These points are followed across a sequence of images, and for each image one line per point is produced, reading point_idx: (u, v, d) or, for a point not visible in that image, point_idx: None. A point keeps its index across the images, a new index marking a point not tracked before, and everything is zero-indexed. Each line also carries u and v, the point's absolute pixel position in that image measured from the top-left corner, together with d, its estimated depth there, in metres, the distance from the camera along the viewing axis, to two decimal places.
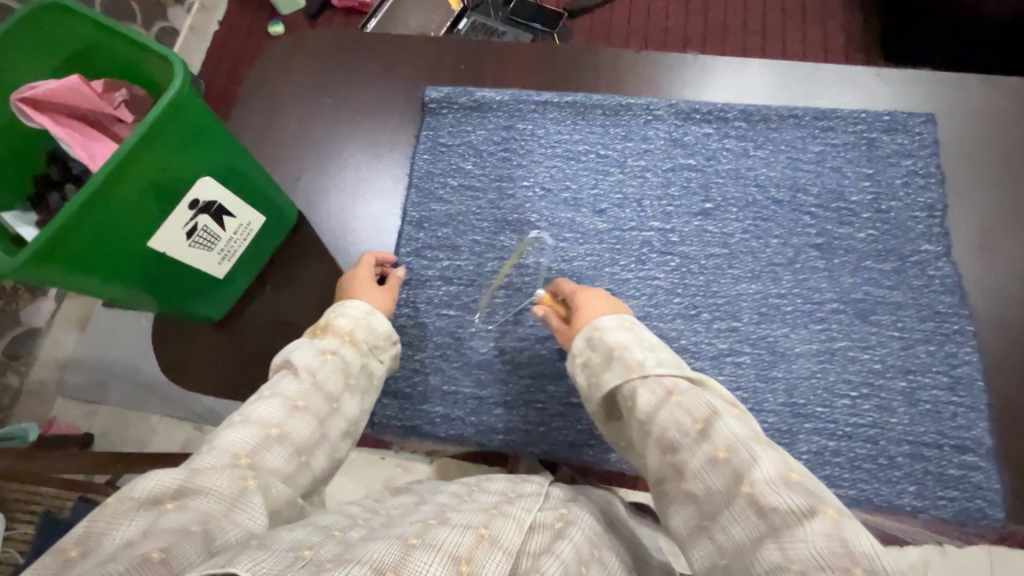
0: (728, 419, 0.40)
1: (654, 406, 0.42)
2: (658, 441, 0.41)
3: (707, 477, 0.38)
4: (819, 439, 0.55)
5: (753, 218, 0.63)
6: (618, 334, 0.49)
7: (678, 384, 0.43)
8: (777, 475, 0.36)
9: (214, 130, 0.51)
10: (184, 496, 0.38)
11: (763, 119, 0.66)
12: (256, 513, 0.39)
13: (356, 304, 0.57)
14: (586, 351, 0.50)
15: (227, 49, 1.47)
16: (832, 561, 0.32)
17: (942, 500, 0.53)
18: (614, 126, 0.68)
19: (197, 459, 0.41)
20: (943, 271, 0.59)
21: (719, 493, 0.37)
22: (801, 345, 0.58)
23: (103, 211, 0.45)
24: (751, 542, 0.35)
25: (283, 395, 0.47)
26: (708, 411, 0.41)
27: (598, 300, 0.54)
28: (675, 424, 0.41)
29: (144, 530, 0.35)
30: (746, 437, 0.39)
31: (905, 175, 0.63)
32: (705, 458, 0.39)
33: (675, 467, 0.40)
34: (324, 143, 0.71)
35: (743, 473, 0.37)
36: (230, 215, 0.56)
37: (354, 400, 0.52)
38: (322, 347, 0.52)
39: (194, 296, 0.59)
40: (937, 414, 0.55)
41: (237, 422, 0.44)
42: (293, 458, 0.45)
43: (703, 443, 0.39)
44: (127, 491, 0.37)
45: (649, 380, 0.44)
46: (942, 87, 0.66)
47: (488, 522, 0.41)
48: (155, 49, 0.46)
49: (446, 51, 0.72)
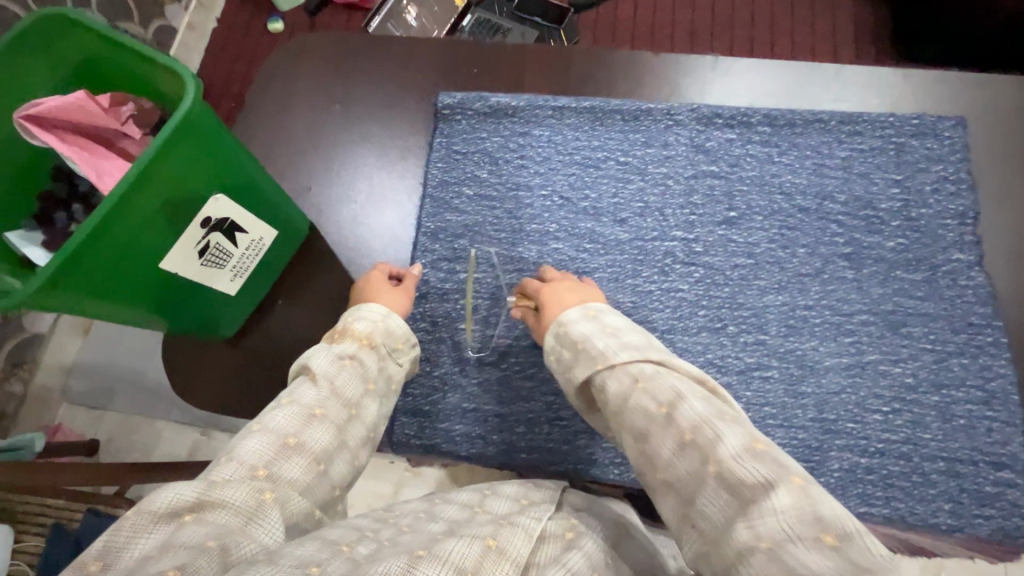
0: (693, 400, 0.38)
1: (622, 397, 0.41)
2: (629, 432, 0.40)
3: (676, 461, 0.37)
4: (852, 456, 0.54)
5: (779, 227, 0.61)
6: (582, 324, 0.48)
7: (642, 369, 0.42)
8: (742, 448, 0.35)
9: (227, 146, 0.49)
10: (201, 510, 0.36)
11: (788, 123, 0.64)
12: (272, 528, 0.38)
13: (374, 306, 0.55)
14: (557, 347, 0.49)
15: (226, 47, 1.44)
16: (803, 534, 0.31)
17: (978, 519, 0.51)
18: (634, 132, 0.66)
19: (214, 470, 0.40)
20: (975, 281, 0.58)
21: (689, 476, 0.36)
22: (830, 359, 0.57)
23: (115, 234, 0.43)
24: (724, 523, 0.34)
25: (301, 403, 0.45)
26: (673, 394, 0.39)
27: (565, 293, 0.53)
28: (641, 411, 0.40)
29: (160, 545, 0.33)
30: (711, 414, 0.37)
31: (935, 181, 0.61)
32: (673, 442, 0.37)
33: (648, 457, 0.39)
34: (335, 152, 0.69)
35: (709, 452, 0.35)
36: (242, 231, 0.54)
37: (374, 405, 0.50)
38: (340, 353, 0.50)
39: (206, 313, 0.57)
40: (972, 429, 0.54)
41: (255, 431, 0.43)
42: (310, 469, 0.43)
43: (669, 427, 0.38)
44: (147, 504, 0.36)
45: (616, 370, 0.43)
46: (972, 88, 0.64)
47: (496, 534, 0.41)
48: (166, 64, 0.44)
49: (459, 55, 0.70)
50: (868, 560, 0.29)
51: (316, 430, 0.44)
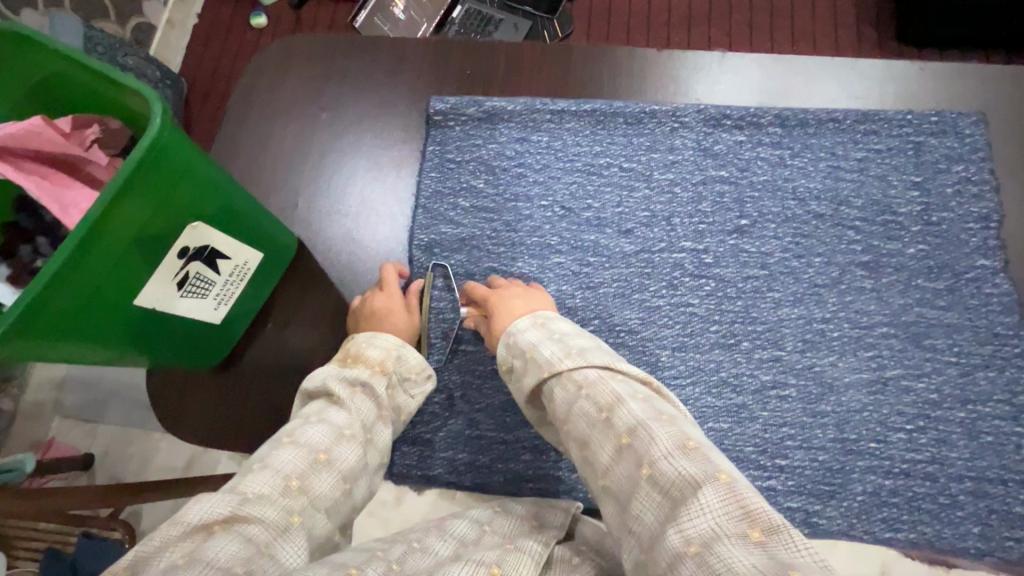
0: (632, 404, 0.37)
1: (568, 405, 0.40)
2: (574, 439, 0.39)
3: (614, 467, 0.35)
4: (875, 478, 0.52)
5: (793, 234, 0.58)
6: (531, 333, 0.47)
7: (586, 375, 0.41)
8: (673, 447, 0.33)
9: (202, 170, 0.45)
10: (232, 522, 0.35)
11: (801, 123, 0.61)
12: (295, 553, 0.36)
13: (389, 335, 0.52)
14: (508, 357, 0.48)
15: (207, 44, 1.38)
16: (729, 531, 0.29)
17: (1009, 541, 0.50)
18: (638, 136, 0.62)
19: (247, 479, 0.39)
20: (1001, 289, 0.55)
21: (625, 481, 0.34)
22: (850, 375, 0.54)
23: (83, 273, 0.39)
24: (655, 528, 0.31)
25: (331, 422, 0.44)
26: (613, 399, 0.38)
27: (514, 300, 0.52)
28: (584, 417, 0.38)
29: (187, 556, 0.33)
30: (649, 417, 0.36)
31: (956, 183, 0.58)
32: (611, 448, 0.36)
33: (591, 464, 0.37)
34: (323, 164, 0.65)
35: (644, 455, 0.34)
36: (224, 257, 0.51)
37: (386, 431, 0.48)
38: (352, 379, 0.48)
39: (191, 344, 0.54)
40: (1000, 446, 0.51)
41: (286, 444, 0.41)
42: (338, 486, 0.42)
43: (608, 432, 0.36)
44: (180, 515, 0.35)
45: (563, 377, 0.42)
46: (995, 80, 0.60)
47: (500, 561, 0.38)
48: (128, 83, 0.40)
49: (450, 56, 0.66)
50: (790, 557, 0.27)
51: (348, 448, 0.43)
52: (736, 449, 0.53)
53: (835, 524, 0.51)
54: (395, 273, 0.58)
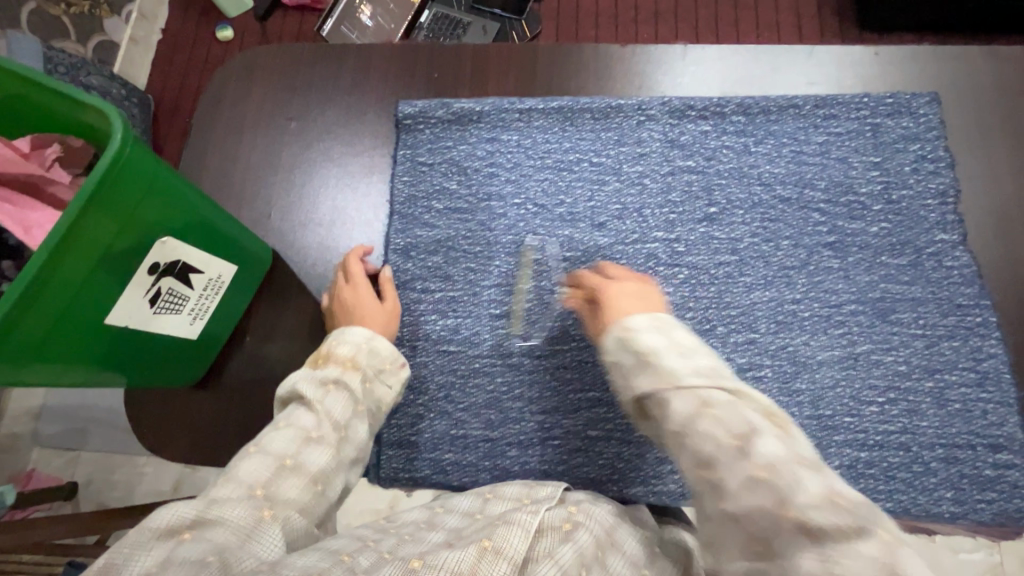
0: (771, 437, 0.34)
1: (687, 424, 0.36)
2: (691, 456, 0.35)
3: (745, 498, 0.32)
4: (851, 450, 0.53)
5: (761, 220, 0.60)
6: (650, 335, 0.40)
7: (713, 396, 0.36)
8: (823, 496, 0.31)
9: (171, 182, 0.45)
10: (201, 527, 0.36)
11: (763, 111, 0.62)
12: (273, 542, 0.37)
13: (358, 329, 0.52)
14: (616, 352, 0.41)
15: (172, 59, 1.36)
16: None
17: (980, 504, 0.51)
18: (605, 131, 0.63)
19: (213, 489, 0.39)
20: (961, 261, 0.57)
21: (760, 516, 0.32)
22: (822, 353, 0.56)
23: (50, 295, 0.39)
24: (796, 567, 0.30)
25: (299, 427, 0.44)
26: (747, 425, 0.34)
27: (626, 297, 0.47)
28: (710, 439, 0.34)
29: (158, 560, 0.33)
30: (791, 456, 0.33)
31: (913, 161, 0.60)
32: (741, 478, 0.33)
33: (712, 486, 0.34)
34: (294, 174, 0.65)
35: (788, 497, 0.31)
36: (196, 272, 0.51)
37: (364, 426, 0.48)
38: (323, 378, 0.48)
39: (166, 361, 0.53)
40: (968, 413, 0.53)
41: (253, 453, 0.42)
42: (308, 489, 0.42)
43: (741, 461, 0.33)
44: (147, 522, 0.35)
45: (684, 393, 0.36)
46: (944, 61, 0.62)
47: (490, 534, 0.39)
48: (80, 98, 0.39)
49: (417, 61, 0.66)
50: None
51: (315, 451, 0.44)
52: None
53: None
54: (357, 262, 0.59)
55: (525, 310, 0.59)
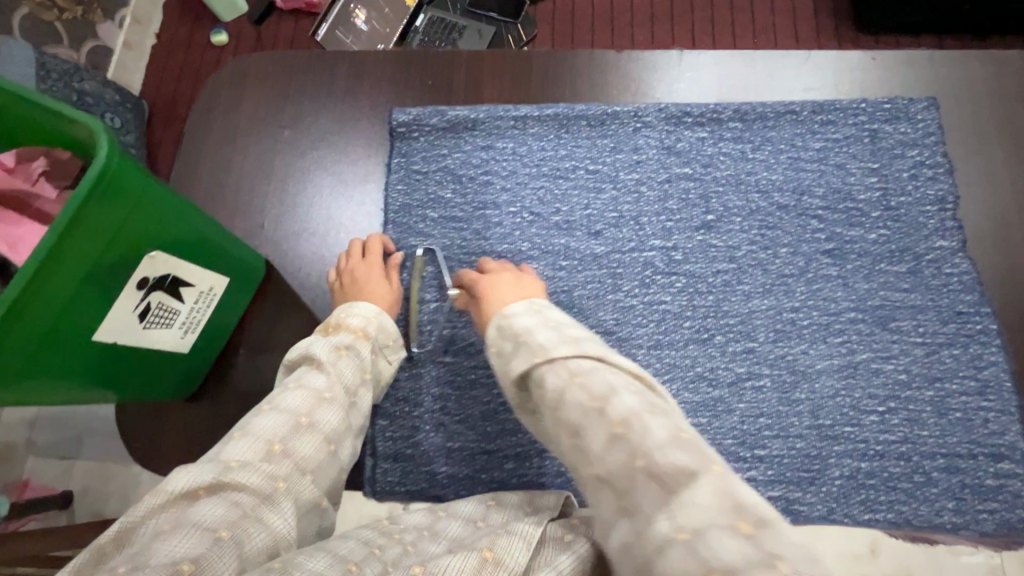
0: (626, 393, 0.34)
1: (558, 394, 0.35)
2: (563, 427, 0.35)
3: (606, 455, 0.32)
4: (851, 461, 0.53)
5: (758, 227, 0.59)
6: (525, 317, 0.41)
7: (578, 363, 0.36)
8: (668, 437, 0.31)
9: (159, 198, 0.44)
10: (218, 489, 0.38)
11: (760, 117, 0.62)
12: (283, 515, 0.39)
13: (366, 304, 0.54)
14: (499, 340, 0.42)
15: (166, 63, 1.35)
16: (718, 523, 0.28)
17: (982, 514, 0.51)
18: (601, 138, 0.63)
19: (232, 444, 0.41)
20: (960, 268, 0.56)
21: (617, 473, 0.31)
22: (821, 362, 0.55)
23: (36, 315, 0.38)
24: (650, 518, 0.29)
25: (310, 387, 0.46)
26: (606, 386, 0.34)
27: (507, 287, 0.49)
28: (575, 406, 0.34)
29: (176, 520, 0.36)
30: (643, 407, 0.33)
31: (912, 167, 0.59)
32: (601, 438, 0.32)
33: (581, 452, 0.34)
34: (287, 183, 0.64)
35: (639, 446, 0.31)
36: (187, 285, 0.50)
37: (369, 395, 0.51)
38: (336, 344, 0.50)
39: (157, 376, 0.52)
40: (969, 422, 0.53)
41: (266, 410, 0.44)
42: (321, 448, 0.44)
43: (600, 421, 0.33)
44: (166, 483, 0.37)
45: (557, 364, 0.36)
46: (941, 65, 0.62)
47: (492, 544, 0.38)
48: (71, 114, 0.39)
49: (412, 68, 0.66)
50: (781, 549, 0.27)
51: (328, 410, 0.45)
52: (715, 442, 0.54)
53: (815, 510, 0.52)
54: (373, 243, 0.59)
55: None
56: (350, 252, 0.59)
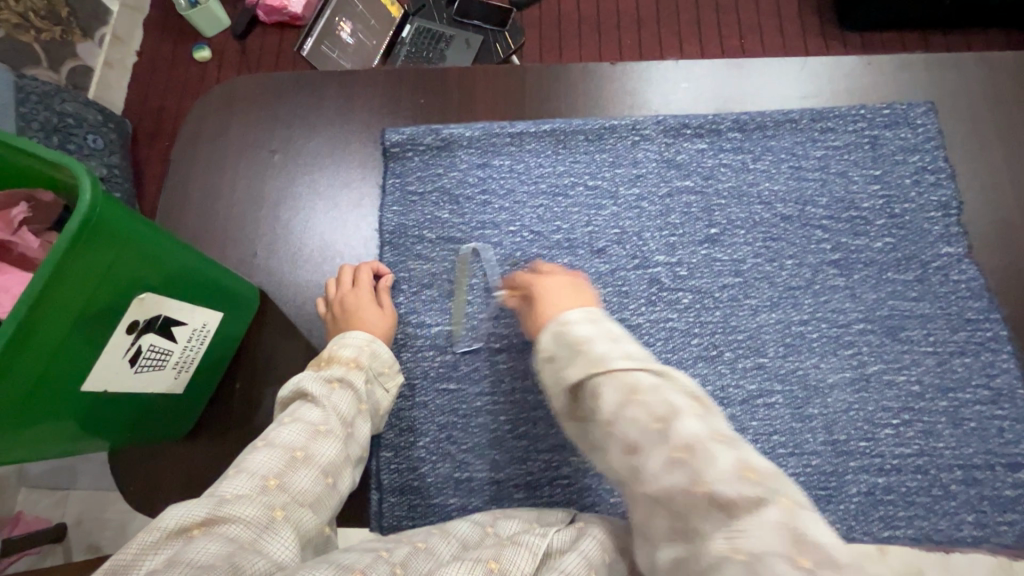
0: (690, 416, 0.34)
1: (617, 409, 0.35)
2: (618, 442, 0.35)
3: (663, 478, 0.33)
4: (868, 477, 0.52)
5: (763, 239, 0.58)
6: (583, 325, 0.39)
7: (638, 379, 0.35)
8: (730, 470, 0.32)
9: (148, 238, 0.42)
10: (212, 525, 0.36)
11: (759, 126, 0.61)
12: (283, 546, 0.37)
13: (358, 332, 0.53)
14: (552, 349, 0.39)
15: (149, 81, 1.32)
16: (779, 552, 0.29)
17: (1002, 526, 0.50)
18: (600, 153, 0.62)
19: (224, 483, 0.39)
20: (967, 274, 0.56)
21: (677, 496, 0.32)
22: (833, 376, 0.54)
23: (18, 371, 0.36)
24: (705, 538, 0.31)
25: (306, 420, 0.45)
26: (670, 409, 0.34)
27: (561, 295, 0.48)
28: (636, 425, 0.34)
29: (169, 560, 0.33)
30: (708, 434, 0.33)
31: (914, 173, 0.59)
32: (661, 460, 0.33)
33: (636, 470, 0.34)
34: (279, 209, 0.62)
35: (700, 473, 0.32)
36: (179, 323, 0.48)
37: (367, 425, 0.49)
38: (329, 376, 0.48)
39: (148, 416, 0.50)
40: (984, 432, 0.52)
41: (261, 446, 0.42)
42: (320, 480, 0.42)
43: (661, 443, 0.33)
44: (157, 521, 0.36)
45: (615, 376, 0.36)
46: (939, 70, 0.62)
47: (498, 555, 0.38)
48: (49, 157, 0.37)
49: (403, 86, 0.64)
50: None
51: (325, 443, 0.44)
52: None
53: (834, 529, 0.51)
54: (360, 269, 0.58)
55: (525, 342, 0.58)
56: (336, 280, 0.58)
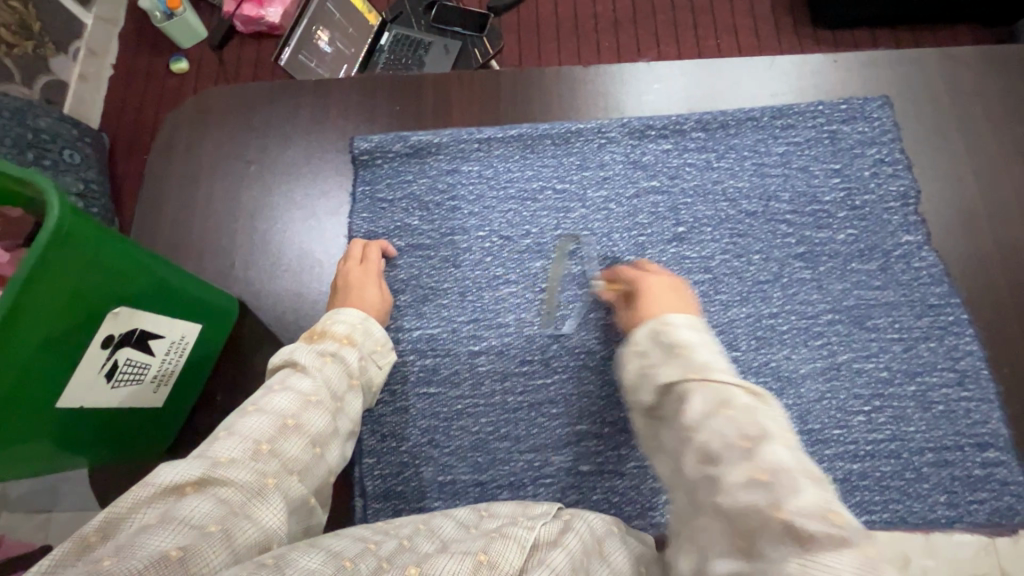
0: (779, 445, 0.33)
1: (701, 417, 0.35)
2: (697, 449, 0.34)
3: (738, 494, 0.31)
4: (843, 464, 0.53)
5: (729, 235, 0.59)
6: (688, 331, 0.40)
7: (733, 396, 0.35)
8: (814, 506, 0.30)
9: (121, 251, 0.42)
10: (206, 484, 0.35)
11: (722, 125, 0.62)
12: (273, 515, 0.36)
13: (350, 310, 0.52)
14: (647, 346, 0.40)
15: (125, 94, 1.31)
16: None
17: (973, 504, 0.52)
18: (567, 156, 0.63)
19: (216, 445, 0.38)
20: (928, 261, 0.57)
21: (750, 515, 0.31)
22: (805, 366, 0.55)
23: None
24: (772, 565, 0.29)
25: (296, 390, 0.43)
26: (759, 430, 0.33)
27: (661, 299, 0.48)
28: (718, 436, 0.33)
29: (160, 517, 0.33)
30: (797, 468, 0.32)
31: (872, 166, 0.60)
32: (740, 476, 0.32)
33: (710, 480, 0.33)
34: (256, 219, 0.62)
35: (779, 499, 0.30)
36: (158, 336, 0.48)
37: (359, 402, 0.48)
38: (322, 350, 0.48)
39: (127, 430, 0.50)
40: (951, 414, 0.54)
41: (251, 411, 0.41)
42: (309, 449, 0.41)
43: (745, 460, 0.32)
44: (150, 477, 0.34)
45: (709, 385, 0.36)
46: (896, 66, 0.63)
47: (486, 547, 0.37)
48: (17, 174, 0.37)
49: (377, 95, 0.64)
50: None
51: (316, 413, 0.43)
52: None
53: None
54: (360, 249, 0.59)
55: (492, 344, 0.58)
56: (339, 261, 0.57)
